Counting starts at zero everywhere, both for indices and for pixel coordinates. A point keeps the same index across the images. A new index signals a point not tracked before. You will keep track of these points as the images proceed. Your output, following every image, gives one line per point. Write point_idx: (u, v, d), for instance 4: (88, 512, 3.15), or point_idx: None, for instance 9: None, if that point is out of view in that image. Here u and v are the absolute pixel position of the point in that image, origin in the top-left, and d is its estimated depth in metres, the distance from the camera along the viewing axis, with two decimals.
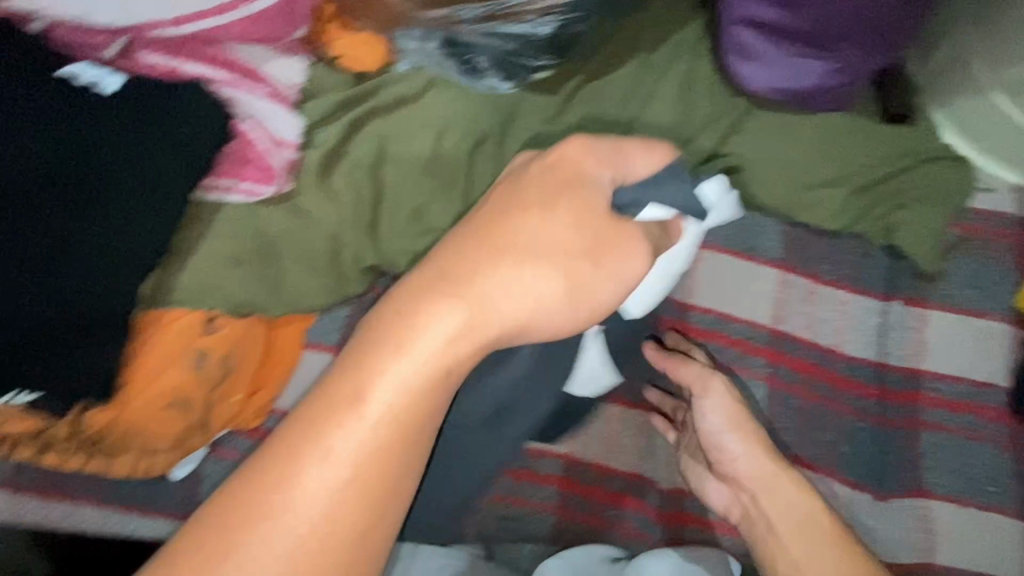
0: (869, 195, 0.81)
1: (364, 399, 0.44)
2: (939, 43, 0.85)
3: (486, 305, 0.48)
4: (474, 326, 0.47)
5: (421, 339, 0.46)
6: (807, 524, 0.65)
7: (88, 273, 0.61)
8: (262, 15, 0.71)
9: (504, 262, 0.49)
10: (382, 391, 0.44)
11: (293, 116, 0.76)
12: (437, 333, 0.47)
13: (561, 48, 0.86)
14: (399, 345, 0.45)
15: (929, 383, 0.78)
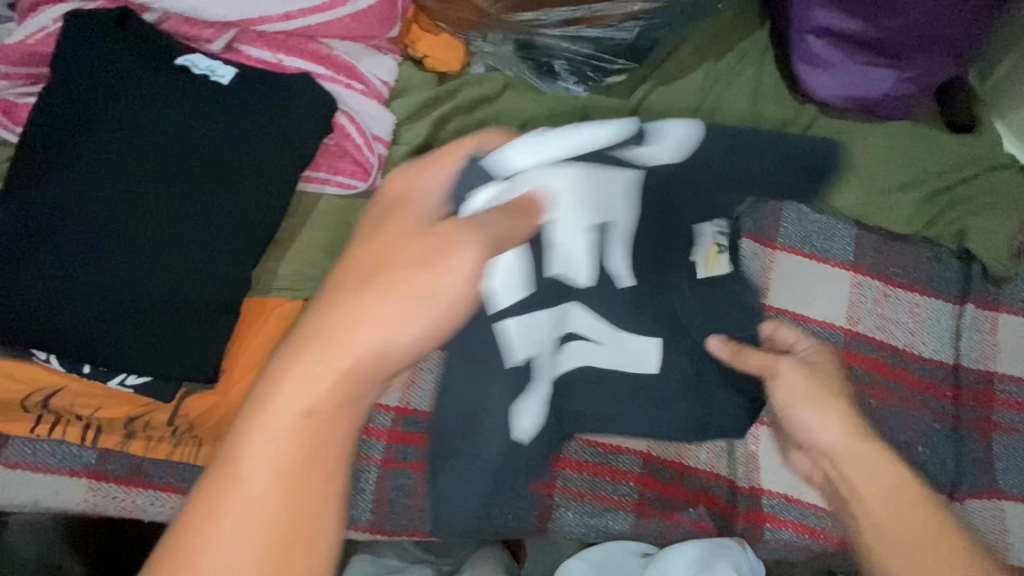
0: (939, 201, 0.84)
1: (260, 444, 0.33)
2: (1002, 57, 0.88)
3: (351, 334, 0.34)
4: (324, 381, 0.34)
5: (269, 418, 0.33)
6: (932, 544, 0.44)
7: (201, 253, 0.63)
8: (363, 15, 0.72)
9: (357, 299, 0.35)
10: (260, 456, 0.33)
11: (384, 112, 0.76)
12: (287, 405, 0.34)
13: (636, 53, 0.88)
14: (275, 381, 0.33)
15: (1002, 385, 0.79)
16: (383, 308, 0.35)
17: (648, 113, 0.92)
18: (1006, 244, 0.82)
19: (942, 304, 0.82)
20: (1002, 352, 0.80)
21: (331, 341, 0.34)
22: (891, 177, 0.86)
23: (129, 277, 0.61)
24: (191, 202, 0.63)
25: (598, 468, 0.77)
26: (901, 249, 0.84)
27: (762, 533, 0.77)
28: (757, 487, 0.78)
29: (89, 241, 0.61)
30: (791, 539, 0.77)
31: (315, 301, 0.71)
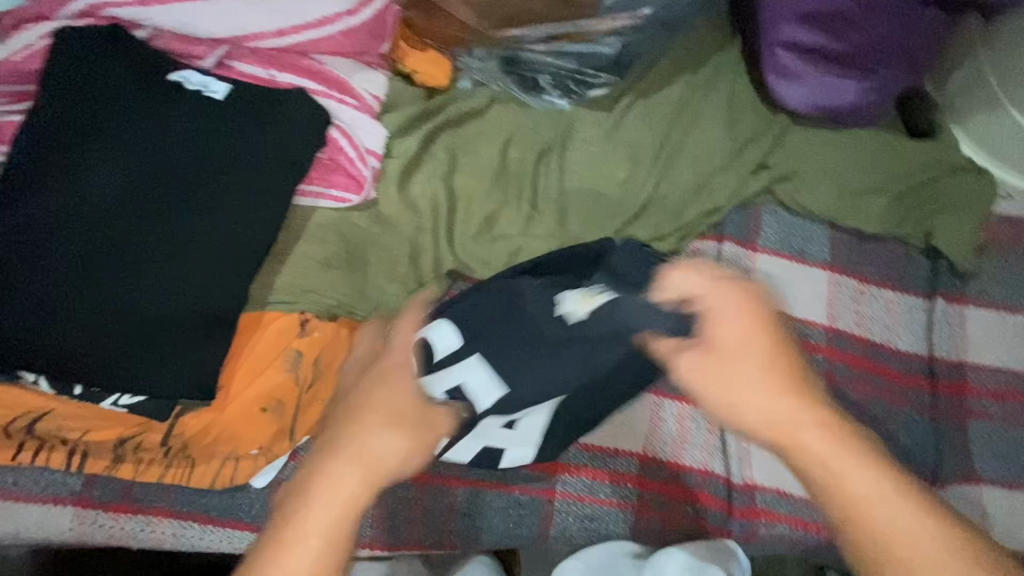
0: (905, 202, 0.90)
1: (287, 554, 0.42)
2: (955, 68, 0.95)
3: (370, 449, 0.46)
4: (358, 489, 0.45)
5: (311, 509, 0.43)
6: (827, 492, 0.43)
7: (206, 264, 0.62)
8: (354, 31, 0.74)
9: (375, 419, 0.47)
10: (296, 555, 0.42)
11: (377, 125, 0.77)
12: (328, 502, 0.44)
13: (617, 67, 0.91)
14: (312, 499, 0.43)
15: (974, 374, 0.84)
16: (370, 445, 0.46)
17: (631, 124, 0.94)
18: (971, 242, 0.87)
19: (914, 299, 0.87)
20: (972, 343, 0.85)
21: (353, 451, 0.45)
22: (861, 181, 0.91)
23: (131, 293, 0.60)
24: (195, 214, 0.62)
25: (598, 472, 0.78)
26: (871, 249, 0.89)
27: (756, 528, 0.79)
28: (749, 483, 0.80)
29: (84, 257, 0.60)
30: (785, 532, 0.79)
31: (311, 314, 0.72)
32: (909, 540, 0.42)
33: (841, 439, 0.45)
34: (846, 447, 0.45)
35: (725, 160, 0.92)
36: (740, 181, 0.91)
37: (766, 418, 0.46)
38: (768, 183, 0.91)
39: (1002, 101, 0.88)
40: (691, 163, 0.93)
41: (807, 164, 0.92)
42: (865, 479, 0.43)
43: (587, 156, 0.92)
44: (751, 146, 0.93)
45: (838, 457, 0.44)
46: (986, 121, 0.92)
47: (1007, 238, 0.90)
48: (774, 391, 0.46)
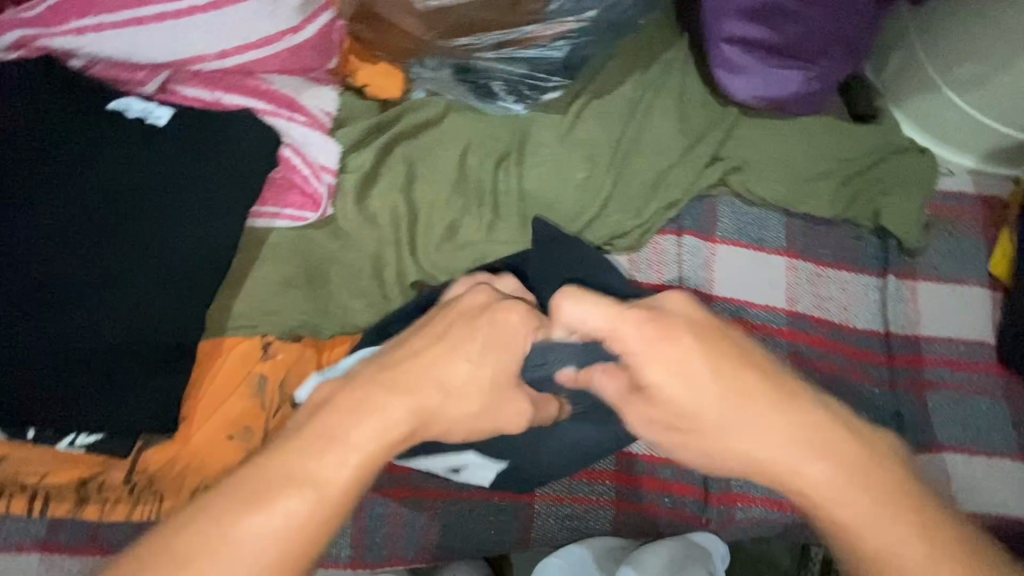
0: (853, 185, 0.93)
1: (326, 457, 0.45)
2: (891, 53, 0.99)
3: (428, 376, 0.50)
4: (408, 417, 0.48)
5: (361, 427, 0.46)
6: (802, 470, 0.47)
7: (163, 292, 0.61)
8: (300, 48, 0.73)
9: (442, 359, 0.51)
10: (326, 461, 0.45)
11: (330, 142, 0.77)
12: (376, 425, 0.47)
13: (568, 69, 0.92)
14: (353, 417, 0.47)
15: (929, 347, 0.87)
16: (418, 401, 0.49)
17: (587, 125, 0.96)
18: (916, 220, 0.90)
19: (867, 279, 0.90)
20: (924, 317, 0.88)
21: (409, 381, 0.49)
22: (811, 167, 0.93)
23: (89, 326, 0.59)
24: (147, 240, 0.61)
25: (575, 471, 0.78)
26: (824, 233, 0.92)
27: (734, 513, 0.80)
28: None
29: (29, 293, 0.58)
30: (761, 514, 0.81)
31: (274, 337, 0.71)
32: (876, 541, 0.45)
33: (809, 444, 0.47)
34: (813, 450, 0.47)
35: (680, 155, 0.94)
36: (696, 174, 0.93)
37: (749, 452, 0.48)
38: (722, 175, 0.93)
39: (938, 82, 0.92)
40: (648, 160, 0.94)
41: (758, 155, 0.94)
42: (828, 469, 0.46)
43: (545, 159, 0.93)
44: (704, 140, 0.95)
45: (806, 459, 0.47)
46: (923, 102, 0.96)
47: (951, 213, 0.94)
48: (752, 425, 0.48)
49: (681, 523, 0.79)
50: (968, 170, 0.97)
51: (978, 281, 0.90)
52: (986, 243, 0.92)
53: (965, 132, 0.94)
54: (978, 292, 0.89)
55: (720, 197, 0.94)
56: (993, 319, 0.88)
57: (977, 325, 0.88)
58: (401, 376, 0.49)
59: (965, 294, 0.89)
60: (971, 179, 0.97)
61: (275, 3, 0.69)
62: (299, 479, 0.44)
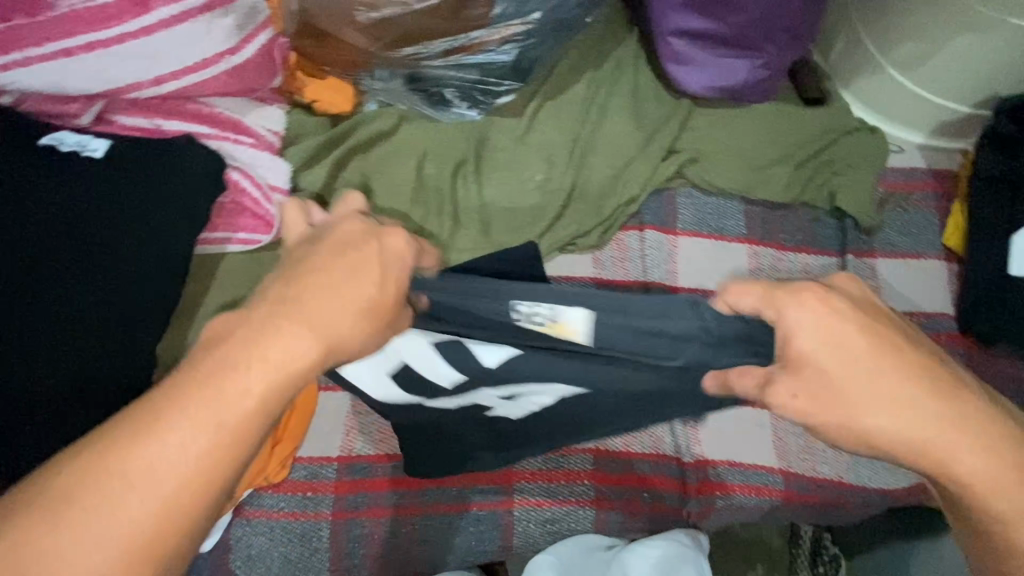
0: (808, 167, 0.94)
1: (223, 391, 0.39)
2: (835, 37, 1.01)
3: (327, 300, 0.42)
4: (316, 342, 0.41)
5: (263, 354, 0.40)
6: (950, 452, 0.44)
7: (110, 327, 0.60)
8: (240, 68, 0.72)
9: (340, 276, 0.43)
10: (225, 395, 0.39)
11: (280, 161, 0.76)
12: (281, 353, 0.41)
13: (519, 73, 0.92)
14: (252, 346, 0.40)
15: None
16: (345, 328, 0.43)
17: (543, 127, 0.96)
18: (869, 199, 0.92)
19: (827, 260, 0.91)
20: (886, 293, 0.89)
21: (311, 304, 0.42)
22: (765, 153, 0.94)
23: (34, 367, 0.57)
24: (99, 272, 0.60)
25: (552, 475, 0.78)
26: (783, 218, 0.93)
27: (713, 502, 0.81)
28: (700, 459, 0.82)
29: None
30: (740, 501, 0.81)
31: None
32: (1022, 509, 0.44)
33: (958, 428, 0.44)
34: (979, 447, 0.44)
35: (637, 150, 0.95)
36: (653, 168, 0.94)
37: (896, 436, 0.44)
38: (680, 167, 0.94)
39: (882, 62, 0.94)
40: (605, 157, 0.95)
41: (713, 145, 0.95)
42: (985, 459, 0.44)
43: (501, 163, 0.93)
44: (659, 133, 0.96)
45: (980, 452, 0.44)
46: (869, 82, 0.97)
47: (905, 189, 0.96)
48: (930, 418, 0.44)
49: (661, 517, 0.80)
50: (918, 146, 0.99)
51: (934, 253, 0.92)
52: (939, 216, 0.94)
53: (912, 109, 0.96)
54: (936, 265, 0.91)
55: (679, 189, 0.95)
56: (950, 290, 0.90)
57: (936, 298, 0.90)
58: (327, 299, 0.42)
59: (922, 267, 0.91)
60: (922, 154, 0.99)
61: (209, 24, 0.68)
62: (191, 414, 0.38)
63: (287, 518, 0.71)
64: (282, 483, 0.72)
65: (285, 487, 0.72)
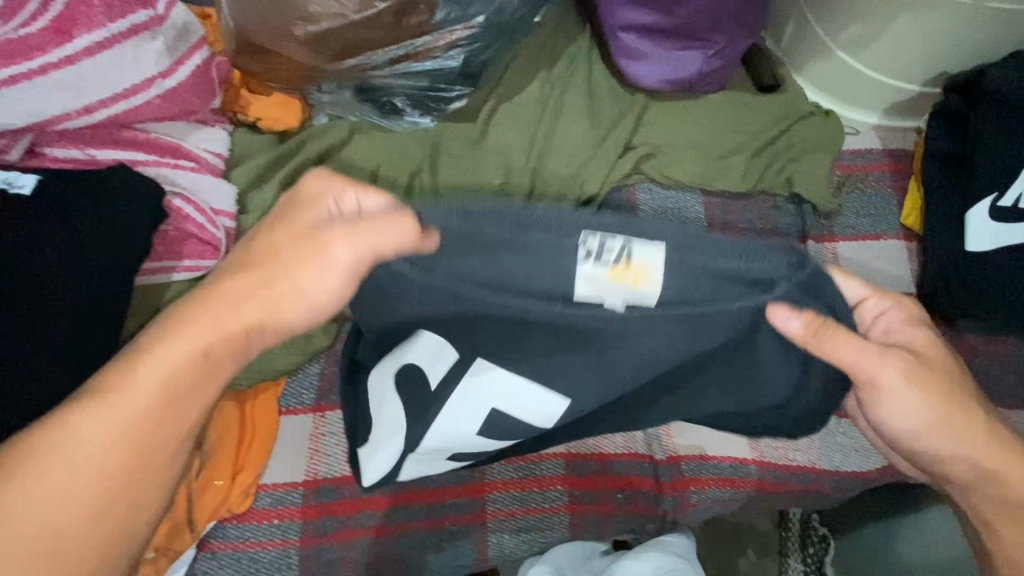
0: (765, 155, 0.94)
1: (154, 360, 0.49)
2: (785, 23, 1.01)
3: (238, 282, 0.52)
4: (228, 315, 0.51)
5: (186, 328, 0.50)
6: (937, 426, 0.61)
7: (45, 370, 0.57)
8: (176, 91, 0.70)
9: (256, 253, 0.52)
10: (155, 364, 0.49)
11: (223, 184, 0.74)
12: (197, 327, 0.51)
13: (470, 77, 0.91)
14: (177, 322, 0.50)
15: None
16: (260, 301, 0.51)
17: (498, 131, 0.95)
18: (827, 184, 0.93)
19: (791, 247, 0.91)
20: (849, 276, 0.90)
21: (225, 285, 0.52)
22: (721, 143, 0.94)
23: None
24: (32, 303, 0.58)
25: (523, 483, 0.77)
26: (744, 207, 0.93)
27: (689, 498, 0.81)
28: (674, 456, 0.81)
29: None
30: (716, 494, 0.81)
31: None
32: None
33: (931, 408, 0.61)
34: (970, 422, 0.61)
35: (593, 148, 0.94)
36: (610, 165, 0.93)
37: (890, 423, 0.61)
38: (637, 162, 0.94)
39: (831, 45, 0.94)
40: (562, 157, 0.94)
41: (669, 138, 0.95)
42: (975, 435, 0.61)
43: (458, 170, 0.92)
44: (616, 130, 0.95)
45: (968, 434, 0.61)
46: (821, 66, 0.97)
47: (862, 170, 0.96)
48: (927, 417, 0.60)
49: (636, 516, 0.79)
50: (874, 126, 1.00)
51: (894, 233, 0.92)
52: (898, 196, 0.94)
53: (865, 90, 0.96)
54: (896, 245, 0.92)
55: (639, 185, 0.94)
56: (911, 268, 0.91)
57: (898, 278, 0.90)
58: (238, 278, 0.51)
59: (883, 248, 0.91)
60: (877, 134, 0.99)
61: (137, 48, 0.67)
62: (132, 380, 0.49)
63: (254, 548, 0.70)
64: (247, 512, 0.70)
65: (251, 517, 0.70)
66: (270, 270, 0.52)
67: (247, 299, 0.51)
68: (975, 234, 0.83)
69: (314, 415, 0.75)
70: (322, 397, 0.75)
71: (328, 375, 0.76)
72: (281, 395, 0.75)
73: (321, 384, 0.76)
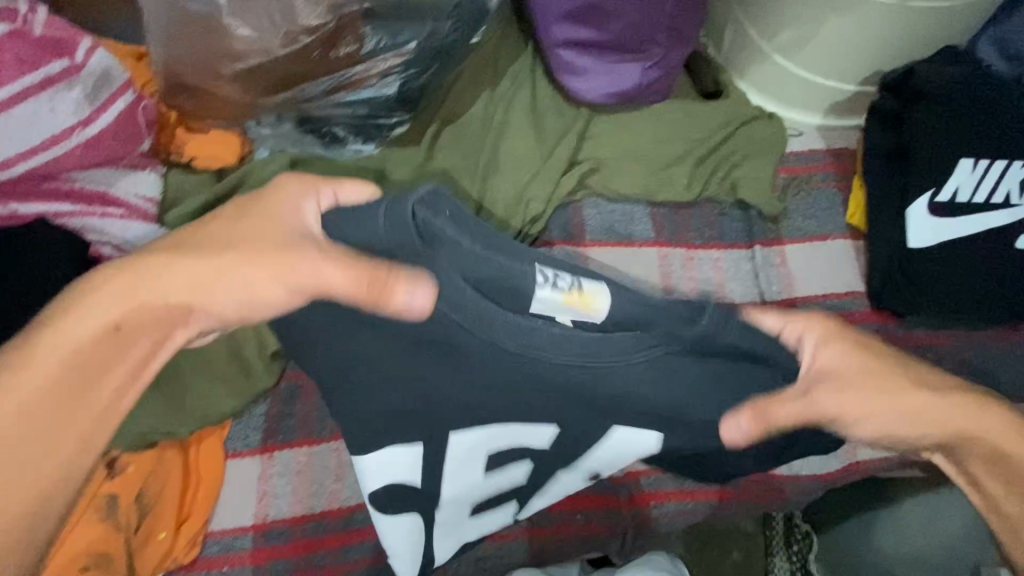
0: (709, 162, 0.94)
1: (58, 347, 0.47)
2: (724, 28, 1.01)
3: (164, 279, 0.48)
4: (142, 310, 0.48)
5: (92, 316, 0.47)
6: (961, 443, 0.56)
7: None
8: (101, 138, 0.70)
9: (192, 248, 0.49)
10: (60, 350, 0.47)
11: (156, 228, 0.74)
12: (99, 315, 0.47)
13: (409, 102, 0.90)
14: (88, 305, 0.47)
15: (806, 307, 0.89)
16: (180, 285, 0.48)
17: (443, 154, 0.95)
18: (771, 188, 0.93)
19: (738, 253, 0.92)
20: (798, 279, 0.90)
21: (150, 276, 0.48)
22: (665, 153, 0.94)
23: None
24: None
25: None
26: (691, 217, 0.93)
27: (649, 513, 0.81)
28: (632, 472, 0.81)
29: None
30: (674, 508, 0.82)
31: (123, 452, 0.68)
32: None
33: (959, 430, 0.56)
34: (1004, 437, 0.56)
35: (539, 165, 0.94)
36: (555, 182, 0.93)
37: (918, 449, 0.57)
38: (581, 177, 0.94)
39: (768, 50, 0.94)
40: (508, 175, 0.94)
41: (614, 151, 0.95)
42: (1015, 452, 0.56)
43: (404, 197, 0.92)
44: (561, 144, 0.95)
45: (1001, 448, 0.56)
46: (761, 70, 0.98)
47: (807, 172, 0.97)
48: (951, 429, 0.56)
49: (597, 537, 0.79)
50: (817, 127, 1.00)
51: (841, 233, 0.93)
52: (842, 195, 0.95)
53: (806, 92, 0.96)
54: (842, 244, 0.92)
55: (586, 201, 0.95)
56: (859, 267, 0.91)
57: (847, 277, 0.91)
58: (157, 266, 0.48)
59: (830, 249, 0.92)
60: (821, 134, 1.00)
61: (53, 101, 0.67)
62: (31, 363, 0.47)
63: None
64: (195, 563, 0.69)
65: (199, 567, 0.69)
66: (203, 235, 0.50)
67: (169, 279, 0.47)
68: (918, 231, 0.84)
69: (261, 456, 0.74)
70: (268, 438, 0.74)
71: (274, 415, 0.75)
72: (228, 440, 0.74)
73: (268, 424, 0.75)
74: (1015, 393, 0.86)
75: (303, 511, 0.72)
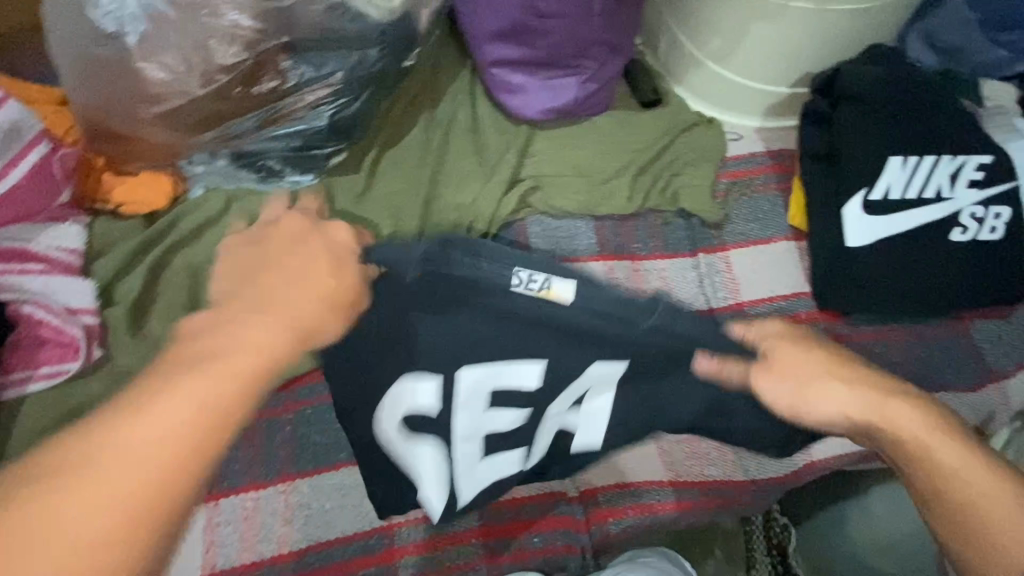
0: (649, 172, 0.95)
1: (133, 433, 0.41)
2: (659, 37, 1.01)
3: (240, 334, 0.46)
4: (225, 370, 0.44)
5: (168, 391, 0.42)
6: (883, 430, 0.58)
7: None
8: (13, 196, 0.75)
9: (266, 297, 0.48)
10: (134, 436, 0.41)
11: (78, 280, 0.76)
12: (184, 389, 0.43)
13: (344, 132, 0.88)
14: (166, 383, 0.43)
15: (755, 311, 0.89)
16: (263, 343, 0.46)
17: (383, 180, 0.94)
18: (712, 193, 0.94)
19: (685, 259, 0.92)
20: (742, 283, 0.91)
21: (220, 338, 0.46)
22: (606, 166, 0.95)
23: None
24: None
25: (436, 541, 0.77)
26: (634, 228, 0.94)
27: (609, 529, 0.80)
28: (589, 489, 0.81)
29: None
30: (635, 523, 0.81)
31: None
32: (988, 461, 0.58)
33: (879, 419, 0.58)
34: (924, 430, 0.57)
35: (482, 186, 0.93)
36: (497, 202, 0.92)
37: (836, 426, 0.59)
38: (524, 194, 0.94)
39: (700, 57, 0.95)
40: (451, 198, 0.93)
41: (556, 167, 0.95)
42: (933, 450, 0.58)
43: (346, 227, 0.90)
44: (502, 163, 0.95)
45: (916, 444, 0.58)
46: (698, 76, 0.98)
47: (748, 175, 0.97)
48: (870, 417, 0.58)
49: (555, 558, 0.78)
50: (757, 129, 1.01)
51: (783, 234, 0.93)
52: (783, 197, 0.96)
53: (741, 96, 0.97)
54: (786, 245, 0.93)
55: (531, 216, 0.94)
56: (806, 266, 0.92)
57: (793, 278, 0.91)
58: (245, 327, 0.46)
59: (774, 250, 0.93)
60: (761, 136, 1.01)
61: None
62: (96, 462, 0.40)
63: None
64: None
65: None
66: (265, 288, 0.48)
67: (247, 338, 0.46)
68: (853, 229, 0.85)
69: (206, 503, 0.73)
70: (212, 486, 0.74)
71: None
72: None
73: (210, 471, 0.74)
74: (960, 384, 0.87)
75: (250, 557, 0.72)
